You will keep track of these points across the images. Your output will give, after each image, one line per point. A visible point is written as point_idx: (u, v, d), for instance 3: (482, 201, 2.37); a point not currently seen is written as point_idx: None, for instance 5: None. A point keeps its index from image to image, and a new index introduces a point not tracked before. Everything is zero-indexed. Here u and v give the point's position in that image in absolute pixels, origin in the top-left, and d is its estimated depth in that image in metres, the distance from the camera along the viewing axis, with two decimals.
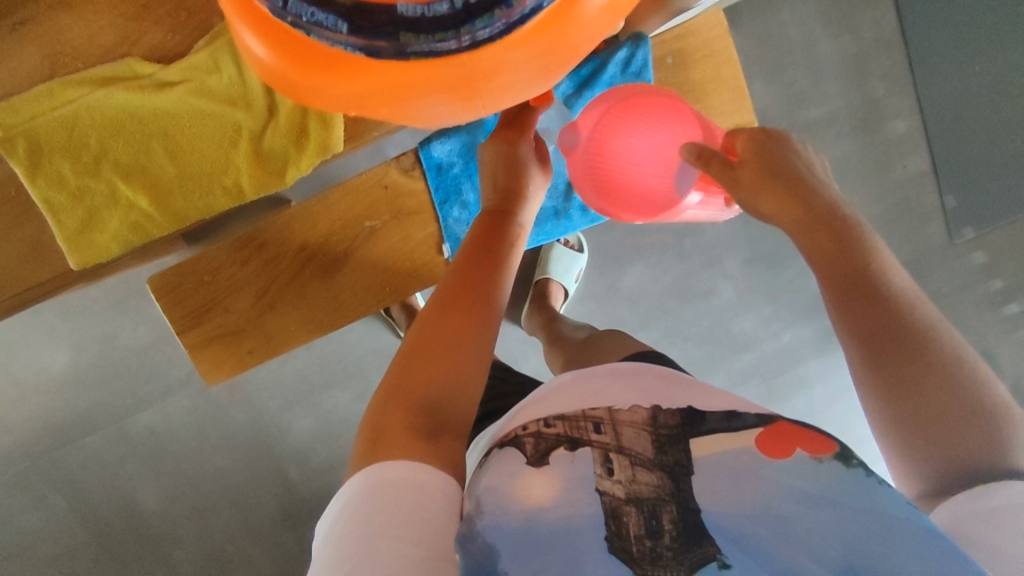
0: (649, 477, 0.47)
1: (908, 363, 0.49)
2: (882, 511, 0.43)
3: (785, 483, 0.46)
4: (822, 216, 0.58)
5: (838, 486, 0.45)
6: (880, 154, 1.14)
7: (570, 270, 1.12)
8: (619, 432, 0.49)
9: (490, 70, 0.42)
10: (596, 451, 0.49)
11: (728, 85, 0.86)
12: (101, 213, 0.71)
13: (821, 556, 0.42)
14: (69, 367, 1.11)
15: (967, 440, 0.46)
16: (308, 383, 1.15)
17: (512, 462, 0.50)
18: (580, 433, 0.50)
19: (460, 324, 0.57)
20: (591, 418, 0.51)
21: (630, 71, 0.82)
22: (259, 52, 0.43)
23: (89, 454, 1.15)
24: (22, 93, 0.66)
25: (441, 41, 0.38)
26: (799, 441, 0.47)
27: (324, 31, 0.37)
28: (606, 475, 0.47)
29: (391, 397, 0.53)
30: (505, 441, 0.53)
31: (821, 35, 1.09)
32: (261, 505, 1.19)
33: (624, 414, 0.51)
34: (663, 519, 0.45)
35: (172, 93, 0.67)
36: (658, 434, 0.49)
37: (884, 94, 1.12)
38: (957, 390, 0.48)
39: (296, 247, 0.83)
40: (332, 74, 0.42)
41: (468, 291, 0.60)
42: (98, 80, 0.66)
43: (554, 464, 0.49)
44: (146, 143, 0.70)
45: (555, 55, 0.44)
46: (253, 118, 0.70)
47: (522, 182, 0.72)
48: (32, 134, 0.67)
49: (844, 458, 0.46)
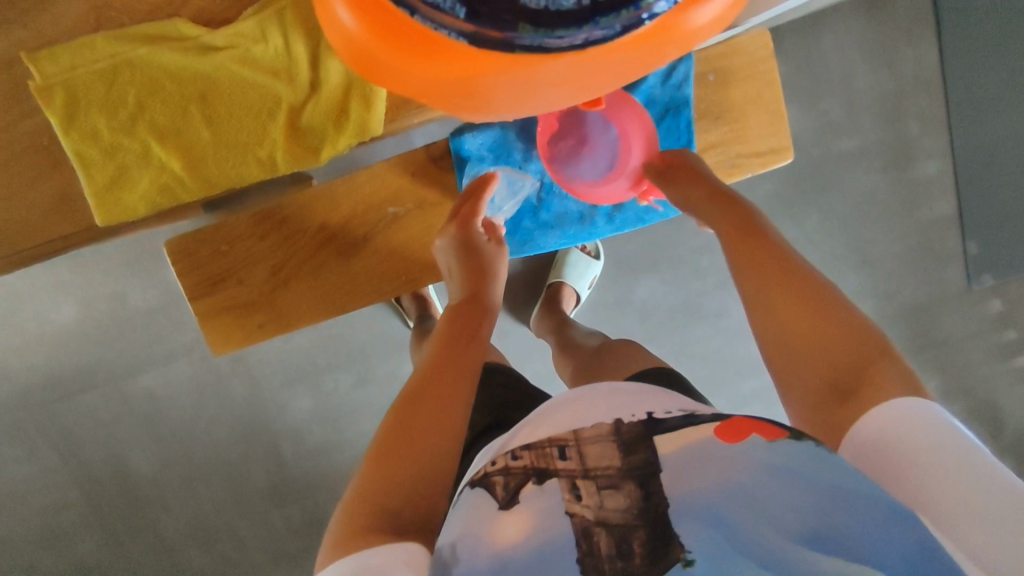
0: (617, 500, 0.44)
1: (769, 270, 0.59)
2: (835, 485, 0.43)
3: (747, 458, 0.45)
4: (719, 200, 0.69)
5: (799, 466, 0.45)
6: (908, 194, 1.14)
7: (585, 276, 1.12)
8: (583, 453, 0.47)
9: (575, 70, 0.47)
10: (563, 480, 0.46)
11: (767, 108, 0.84)
12: (132, 172, 0.70)
13: (788, 527, 0.42)
14: (74, 322, 1.11)
15: (821, 336, 0.53)
16: (311, 362, 1.14)
17: (482, 506, 0.47)
18: (546, 462, 0.47)
19: (457, 377, 0.57)
20: (556, 442, 0.48)
21: (671, 83, 0.81)
22: (351, 25, 0.48)
23: (85, 411, 1.14)
24: (65, 43, 0.65)
25: (559, 37, 0.40)
26: (755, 428, 0.47)
27: (438, 13, 0.39)
28: (574, 500, 0.45)
29: (392, 450, 0.51)
30: (473, 480, 0.50)
31: (861, 68, 1.09)
32: (252, 479, 1.19)
33: (587, 431, 0.48)
34: (633, 542, 0.43)
35: (217, 57, 0.67)
36: (620, 442, 0.47)
37: (917, 134, 1.12)
38: (812, 296, 0.56)
39: (316, 226, 0.82)
40: (423, 54, 0.46)
41: (461, 345, 0.61)
42: (145, 38, 0.66)
43: (524, 500, 0.46)
44: (184, 106, 0.68)
45: (637, 61, 0.49)
46: (294, 92, 0.69)
47: (482, 266, 0.72)
48: (69, 84, 0.65)
49: (797, 436, 0.46)
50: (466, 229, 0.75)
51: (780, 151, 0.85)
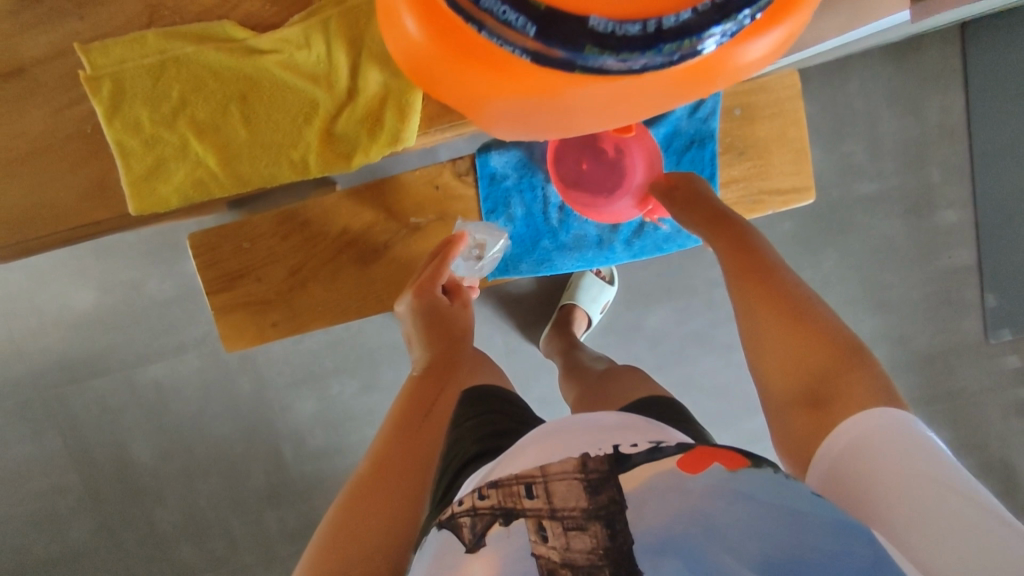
0: (584, 541, 0.41)
1: (755, 276, 0.63)
2: (789, 506, 0.43)
3: (706, 485, 0.44)
4: (722, 222, 0.70)
5: (757, 489, 0.43)
6: (926, 241, 1.14)
7: (597, 300, 1.12)
8: (551, 491, 0.43)
9: (625, 92, 0.49)
10: (530, 521, 0.43)
11: (790, 146, 0.85)
12: (168, 164, 0.72)
13: (741, 551, 0.41)
14: (91, 307, 1.12)
15: (800, 340, 0.57)
16: (319, 365, 1.15)
17: (449, 553, 0.44)
18: (513, 502, 0.44)
19: (413, 461, 0.57)
20: (522, 480, 0.45)
21: (697, 116, 0.83)
22: (417, 33, 0.50)
23: (93, 396, 1.15)
24: (117, 37, 0.67)
25: (623, 60, 0.41)
26: (716, 458, 0.46)
27: (511, 29, 0.41)
28: (540, 541, 0.42)
29: (345, 544, 0.51)
30: (440, 521, 0.47)
31: (886, 113, 1.10)
32: (251, 479, 1.19)
33: (553, 466, 0.45)
34: None
35: (261, 60, 0.69)
36: (589, 481, 0.44)
37: (939, 182, 1.12)
38: (788, 302, 0.59)
39: (338, 230, 0.84)
40: (485, 67, 0.48)
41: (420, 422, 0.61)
42: (193, 37, 0.68)
43: (491, 543, 0.43)
44: (224, 105, 0.71)
45: (685, 88, 0.51)
46: (332, 98, 0.71)
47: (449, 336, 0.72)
48: (119, 77, 0.68)
49: (757, 463, 0.45)
50: (427, 294, 0.74)
51: (801, 190, 0.86)
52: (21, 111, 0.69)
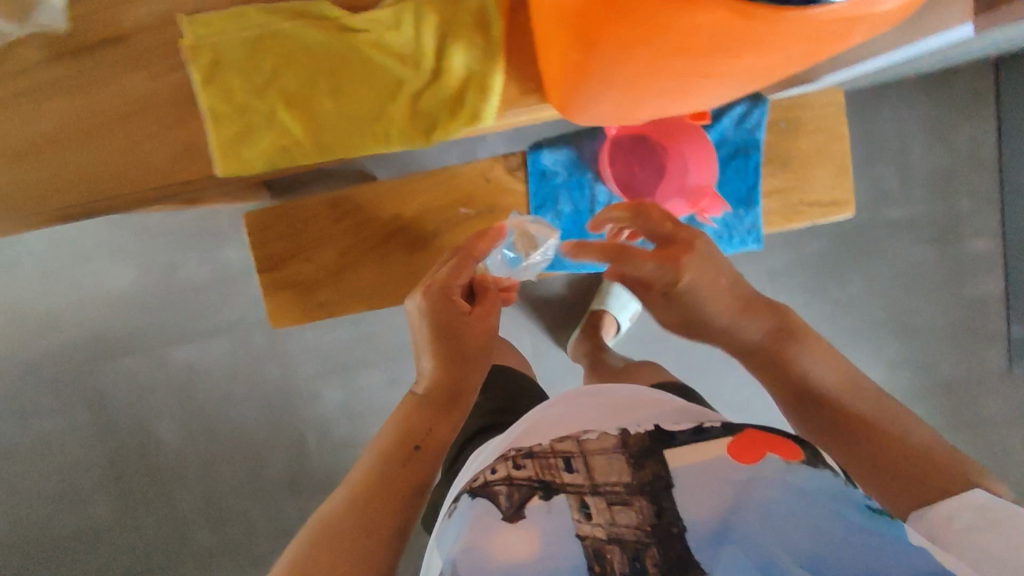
0: (629, 517, 0.44)
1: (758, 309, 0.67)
2: (840, 509, 0.42)
3: (748, 480, 0.45)
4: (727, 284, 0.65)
5: (810, 486, 0.44)
6: (954, 268, 1.16)
7: (627, 309, 1.14)
8: (591, 466, 0.47)
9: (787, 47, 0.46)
10: (573, 497, 0.46)
11: (832, 160, 0.86)
12: (256, 132, 0.75)
13: (794, 547, 0.42)
14: (131, 285, 1.15)
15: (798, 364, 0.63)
16: (348, 356, 1.17)
17: (486, 518, 0.46)
18: (553, 475, 0.47)
19: (383, 510, 0.53)
20: (561, 453, 0.48)
21: (743, 126, 0.86)
22: None
23: (125, 372, 1.17)
24: (220, 12, 0.71)
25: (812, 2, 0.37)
26: (769, 447, 0.46)
27: None
28: (584, 519, 0.45)
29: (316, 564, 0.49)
30: (471, 490, 0.48)
31: (918, 141, 1.13)
32: (272, 466, 1.19)
33: (592, 443, 0.48)
34: (646, 562, 0.43)
35: (353, 39, 0.71)
36: (629, 457, 0.47)
37: (967, 211, 1.15)
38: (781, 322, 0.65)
39: (388, 217, 0.86)
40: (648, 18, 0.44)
41: (400, 466, 0.56)
42: (290, 14, 0.71)
43: (531, 515, 0.45)
44: (313, 79, 0.73)
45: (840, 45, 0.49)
46: (417, 78, 0.74)
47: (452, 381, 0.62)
48: (218, 48, 0.71)
49: (812, 461, 0.46)
50: (446, 301, 0.64)
51: (843, 205, 0.87)
52: (118, 77, 0.72)
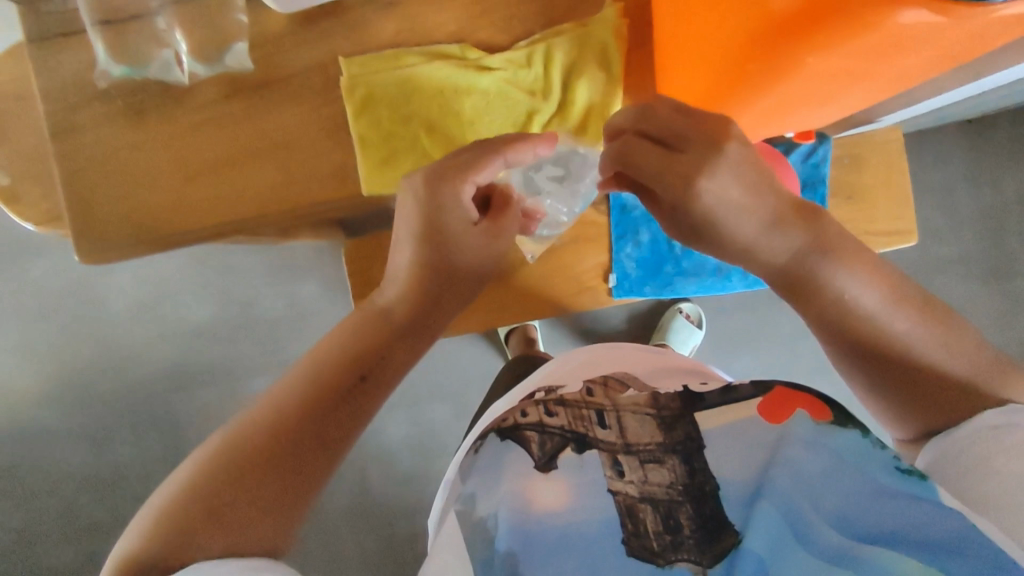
0: (661, 476, 0.45)
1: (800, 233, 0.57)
2: (878, 483, 0.40)
3: (787, 450, 0.44)
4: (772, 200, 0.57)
5: (853, 459, 0.41)
6: (1007, 303, 1.19)
7: (688, 343, 1.17)
8: (624, 426, 0.46)
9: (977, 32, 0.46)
10: (604, 455, 0.46)
11: (893, 193, 0.93)
12: (397, 162, 0.70)
13: (835, 520, 0.41)
14: (208, 320, 1.20)
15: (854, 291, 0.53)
16: (414, 390, 1.21)
17: (517, 466, 0.45)
18: (586, 428, 0.47)
19: (319, 421, 0.50)
20: (592, 407, 0.47)
21: (811, 161, 0.92)
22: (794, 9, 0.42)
23: (199, 403, 1.22)
24: (365, 53, 0.67)
25: None
26: (803, 404, 0.43)
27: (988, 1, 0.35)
28: (616, 477, 0.46)
29: (225, 465, 0.45)
30: (499, 432, 0.46)
31: (963, 184, 1.19)
32: (335, 498, 1.21)
33: (625, 399, 0.47)
34: (680, 517, 0.45)
35: (492, 77, 0.70)
36: (661, 417, 0.46)
37: (1014, 250, 1.19)
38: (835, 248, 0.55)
39: None
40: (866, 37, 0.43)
41: (343, 396, 0.52)
42: (434, 54, 0.69)
43: (562, 466, 0.46)
44: (453, 112, 0.70)
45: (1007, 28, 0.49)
46: (549, 111, 0.72)
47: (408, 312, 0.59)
48: (367, 85, 0.67)
49: (845, 422, 0.41)
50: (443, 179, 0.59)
51: (906, 233, 0.93)
52: (272, 110, 0.66)
